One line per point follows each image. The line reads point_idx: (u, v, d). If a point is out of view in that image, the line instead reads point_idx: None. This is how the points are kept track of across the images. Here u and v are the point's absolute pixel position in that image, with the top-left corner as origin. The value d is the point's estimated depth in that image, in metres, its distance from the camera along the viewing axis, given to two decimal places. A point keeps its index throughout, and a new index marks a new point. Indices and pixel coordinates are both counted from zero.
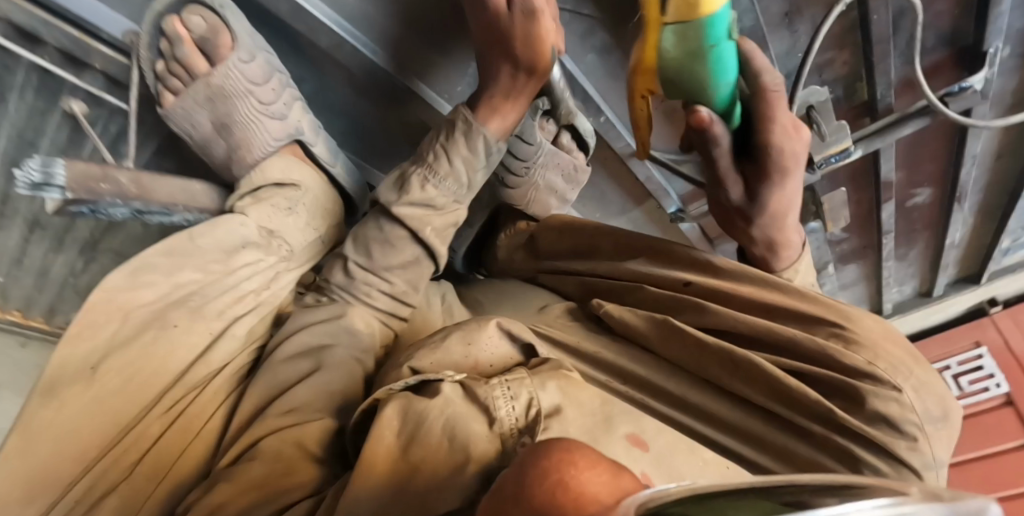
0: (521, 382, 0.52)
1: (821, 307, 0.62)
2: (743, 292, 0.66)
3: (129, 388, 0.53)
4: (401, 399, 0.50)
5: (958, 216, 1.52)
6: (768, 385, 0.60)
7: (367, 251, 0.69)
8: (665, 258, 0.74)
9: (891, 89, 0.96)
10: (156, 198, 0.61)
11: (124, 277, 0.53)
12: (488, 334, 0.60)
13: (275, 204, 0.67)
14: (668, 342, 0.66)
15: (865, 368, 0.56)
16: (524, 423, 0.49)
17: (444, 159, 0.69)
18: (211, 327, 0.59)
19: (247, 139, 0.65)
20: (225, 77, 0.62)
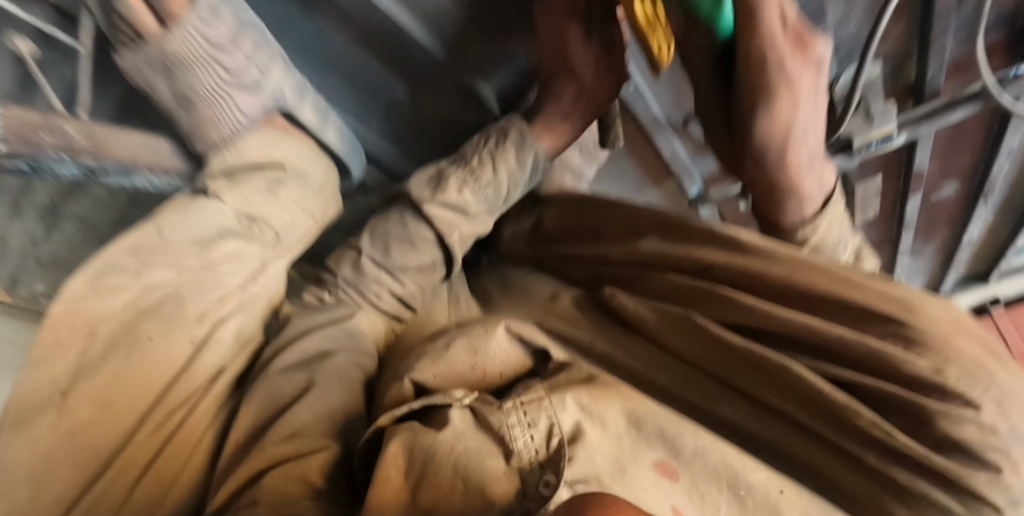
0: (539, 404, 0.45)
1: (876, 295, 0.50)
2: (776, 274, 0.54)
3: (107, 412, 0.45)
4: (404, 435, 0.44)
5: (981, 212, 1.45)
6: (806, 393, 0.47)
7: (385, 247, 0.69)
8: (686, 237, 0.64)
9: (942, 70, 0.88)
10: (114, 154, 0.52)
11: (88, 284, 0.46)
12: (497, 341, 0.54)
13: (256, 186, 0.58)
14: (682, 337, 0.55)
15: (933, 378, 0.43)
16: (546, 456, 0.42)
17: (489, 167, 0.69)
18: (194, 335, 0.51)
19: (211, 115, 0.54)
20: (182, 41, 0.50)
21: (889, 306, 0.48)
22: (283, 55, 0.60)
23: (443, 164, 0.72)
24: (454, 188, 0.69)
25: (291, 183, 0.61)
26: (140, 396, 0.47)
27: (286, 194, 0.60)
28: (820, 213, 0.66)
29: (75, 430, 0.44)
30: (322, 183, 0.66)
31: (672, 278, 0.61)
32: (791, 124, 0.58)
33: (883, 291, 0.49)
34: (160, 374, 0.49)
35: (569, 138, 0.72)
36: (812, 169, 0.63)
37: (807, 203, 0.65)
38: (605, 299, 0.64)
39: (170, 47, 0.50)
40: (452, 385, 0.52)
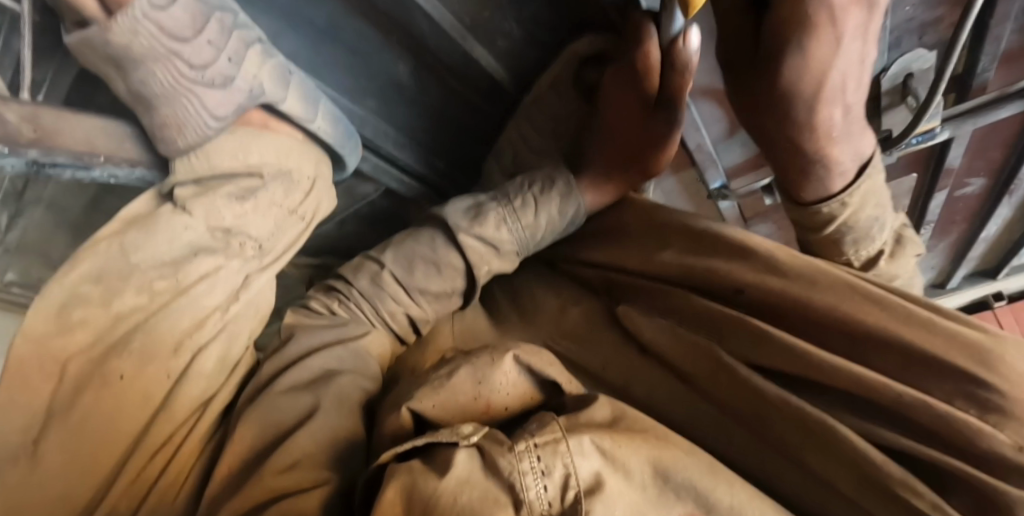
0: (557, 446, 0.34)
1: (947, 341, 0.41)
2: (822, 306, 0.46)
3: (80, 457, 0.42)
4: (403, 474, 0.34)
5: (1004, 208, 1.38)
6: (847, 459, 0.40)
7: (409, 264, 0.63)
8: (711, 251, 0.56)
9: (995, 61, 0.81)
10: (63, 144, 0.44)
11: (50, 320, 0.42)
12: (504, 371, 0.45)
13: (228, 194, 0.51)
14: (712, 376, 0.49)
15: (1012, 459, 0.35)
16: (562, 510, 0.32)
17: (531, 209, 0.63)
18: (169, 368, 0.47)
19: (174, 118, 0.45)
20: (133, 32, 0.40)
21: (961, 356, 0.40)
22: (259, 37, 0.50)
23: (482, 197, 0.65)
24: (492, 224, 0.62)
25: (273, 187, 0.55)
26: (115, 431, 0.44)
27: (264, 196, 0.54)
28: (851, 186, 0.58)
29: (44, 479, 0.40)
30: (312, 178, 0.59)
31: (697, 300, 0.53)
32: (828, 74, 0.48)
33: (956, 336, 0.41)
34: (135, 400, 0.45)
35: (617, 195, 0.67)
36: (847, 132, 0.54)
37: (835, 175, 0.57)
38: (624, 319, 0.58)
39: (114, 37, 0.40)
40: (453, 418, 0.43)
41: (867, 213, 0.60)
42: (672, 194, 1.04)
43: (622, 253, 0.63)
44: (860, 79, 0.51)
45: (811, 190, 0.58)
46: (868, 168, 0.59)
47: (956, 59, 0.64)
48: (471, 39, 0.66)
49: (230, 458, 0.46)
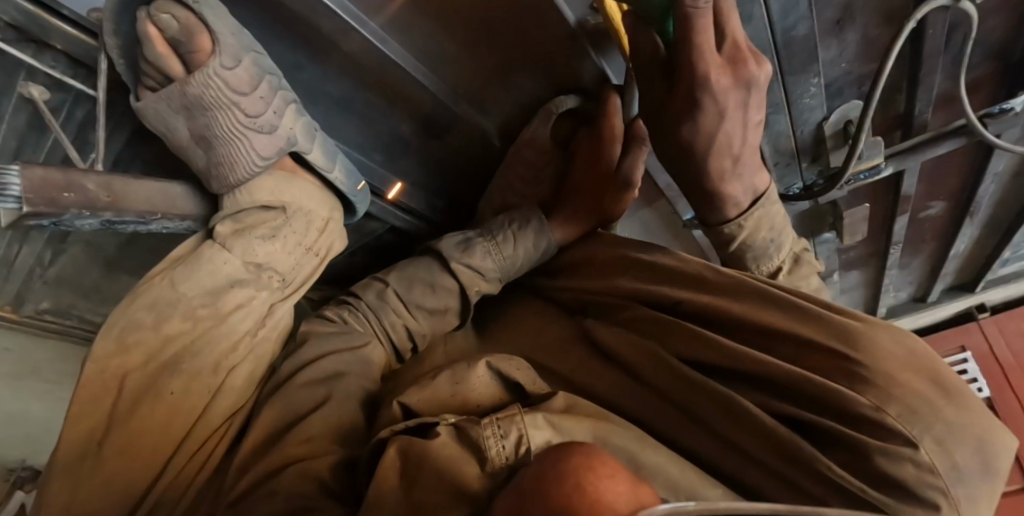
0: (512, 418, 0.48)
1: (826, 330, 0.51)
2: (736, 313, 0.57)
3: (137, 456, 0.52)
4: (400, 441, 0.49)
5: (967, 229, 1.48)
6: (761, 433, 0.50)
7: (410, 284, 0.73)
8: (653, 274, 0.66)
9: (930, 105, 0.93)
10: (130, 206, 0.54)
11: (113, 342, 0.52)
12: (477, 374, 0.58)
13: (261, 235, 0.60)
14: (657, 376, 0.59)
15: (871, 414, 0.45)
16: (514, 460, 0.45)
17: (511, 242, 0.74)
18: (209, 384, 0.57)
19: (229, 156, 0.57)
20: (204, 85, 0.52)
21: (832, 340, 0.50)
22: (297, 99, 0.61)
23: (472, 234, 0.76)
24: (480, 255, 0.73)
25: (294, 223, 0.64)
26: (168, 435, 0.54)
27: (291, 236, 0.63)
28: (744, 211, 0.68)
29: (106, 476, 0.50)
30: (326, 219, 0.68)
31: (642, 308, 0.64)
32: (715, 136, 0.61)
33: (835, 324, 0.50)
34: (184, 409, 0.55)
35: (582, 231, 0.78)
36: (739, 174, 0.65)
37: (728, 204, 0.67)
38: (590, 331, 0.68)
39: (191, 90, 0.52)
40: (433, 409, 0.57)
41: (763, 234, 0.69)
42: (650, 225, 1.13)
43: (589, 277, 0.73)
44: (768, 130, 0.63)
45: (713, 211, 0.68)
46: (764, 199, 0.69)
47: (877, 104, 0.77)
48: (462, 104, 0.78)
49: (254, 434, 0.56)
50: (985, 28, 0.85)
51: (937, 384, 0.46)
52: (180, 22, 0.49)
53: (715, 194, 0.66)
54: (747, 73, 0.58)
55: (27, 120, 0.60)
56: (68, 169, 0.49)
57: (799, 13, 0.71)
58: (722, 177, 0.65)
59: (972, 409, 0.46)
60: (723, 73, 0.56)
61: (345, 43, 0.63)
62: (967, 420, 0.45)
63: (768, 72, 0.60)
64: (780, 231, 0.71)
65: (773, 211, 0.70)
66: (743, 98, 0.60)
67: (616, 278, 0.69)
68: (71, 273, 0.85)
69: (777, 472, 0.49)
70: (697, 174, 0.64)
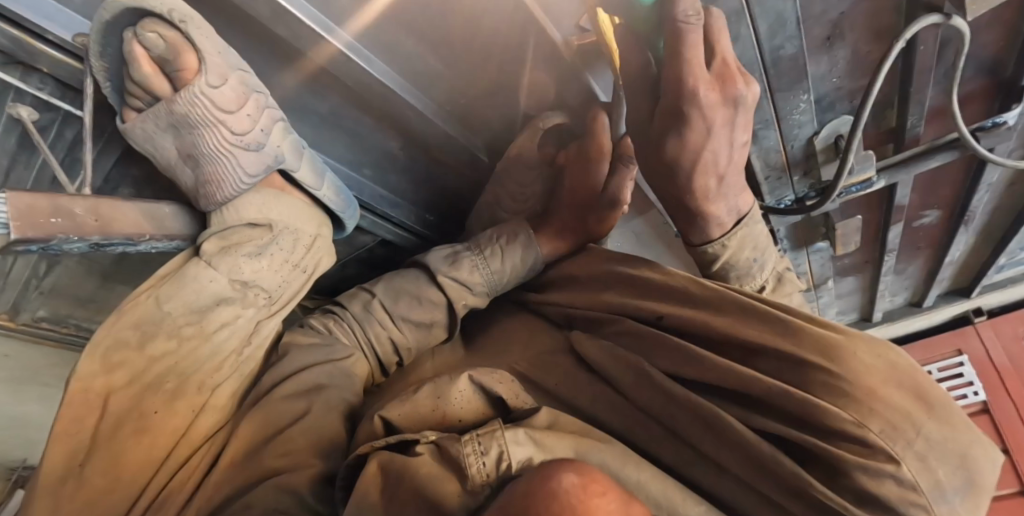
0: (493, 434, 0.49)
1: (809, 345, 0.51)
2: (720, 329, 0.57)
3: (120, 475, 0.52)
4: (381, 456, 0.50)
5: (962, 236, 1.47)
6: (742, 450, 0.49)
7: (396, 297, 0.73)
8: (641, 289, 0.67)
9: (922, 118, 0.93)
10: (118, 230, 0.54)
11: (97, 362, 0.51)
12: (459, 388, 0.59)
13: (247, 253, 0.60)
14: (641, 390, 0.58)
15: (854, 431, 0.45)
16: (495, 478, 0.46)
17: (499, 255, 0.75)
18: (193, 404, 0.58)
19: (216, 174, 0.57)
20: (190, 104, 0.52)
21: (815, 354, 0.50)
22: (284, 116, 0.62)
23: (459, 246, 0.77)
24: (467, 269, 0.74)
25: (281, 241, 0.64)
26: (151, 455, 0.54)
27: (277, 253, 0.63)
28: (728, 231, 0.69)
29: (87, 497, 0.49)
30: (314, 235, 0.68)
31: (626, 321, 0.64)
32: (702, 151, 0.60)
33: (818, 339, 0.50)
34: (169, 428, 0.56)
35: (570, 246, 0.78)
36: (722, 195, 0.66)
37: (713, 225, 0.68)
38: (573, 342, 0.67)
39: (178, 108, 0.53)
40: (415, 425, 0.58)
41: (746, 253, 0.71)
42: (642, 234, 1.13)
43: (575, 291, 0.73)
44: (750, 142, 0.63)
45: (696, 232, 0.69)
46: (746, 219, 0.71)
47: (867, 119, 0.78)
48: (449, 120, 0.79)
49: (235, 447, 0.57)
50: (976, 43, 0.85)
51: (920, 399, 0.47)
52: (166, 41, 0.51)
53: (701, 211, 0.67)
54: (736, 91, 0.57)
55: (17, 142, 0.61)
56: (54, 195, 0.49)
57: (788, 31, 0.71)
58: (708, 197, 0.65)
59: (956, 423, 0.46)
60: (712, 89, 0.55)
61: (332, 63, 0.64)
62: (947, 436, 0.45)
63: (754, 94, 0.59)
64: (763, 251, 0.73)
65: (757, 230, 0.72)
66: (731, 116, 0.59)
67: (605, 294, 0.70)
68: (64, 285, 0.85)
69: (761, 491, 0.48)
70: (682, 194, 0.65)
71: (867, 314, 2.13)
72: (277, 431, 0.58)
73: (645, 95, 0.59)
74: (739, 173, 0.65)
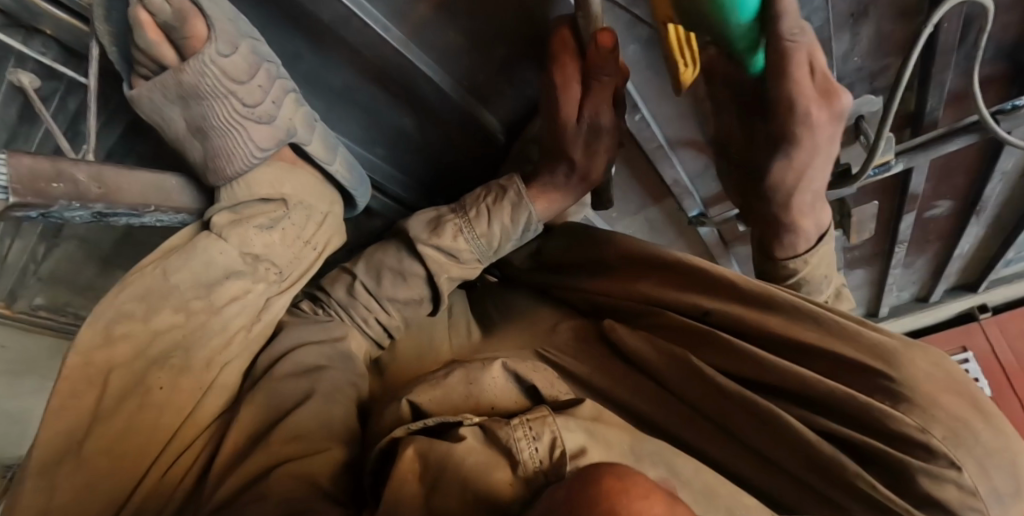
0: (544, 420, 0.46)
1: (865, 349, 0.49)
2: (767, 326, 0.54)
3: (125, 454, 0.50)
4: (419, 441, 0.47)
5: (973, 229, 1.46)
6: (794, 448, 0.48)
7: (378, 277, 0.71)
8: (677, 280, 0.64)
9: (942, 102, 0.92)
10: (124, 197, 0.52)
11: (98, 336, 0.48)
12: (493, 375, 0.57)
13: (259, 225, 0.58)
14: (685, 385, 0.55)
15: (916, 436, 0.43)
16: (549, 466, 0.43)
17: (484, 219, 0.70)
18: (200, 382, 0.55)
19: (227, 149, 0.54)
20: (200, 74, 0.50)
21: (870, 358, 0.48)
22: (296, 88, 0.59)
23: (444, 210, 0.73)
24: (450, 234, 0.70)
25: (294, 216, 0.62)
26: (152, 439, 0.52)
27: (289, 228, 0.61)
28: (812, 247, 0.70)
29: (86, 479, 0.47)
30: (326, 212, 0.66)
31: (669, 316, 0.61)
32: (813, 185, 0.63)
33: (872, 343, 0.49)
34: (175, 407, 0.53)
35: (564, 200, 0.72)
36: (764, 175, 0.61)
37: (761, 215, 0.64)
38: (606, 331, 0.65)
39: (186, 78, 0.50)
40: (444, 410, 0.55)
41: (821, 271, 0.72)
42: (655, 222, 1.11)
43: (602, 277, 0.70)
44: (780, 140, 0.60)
45: (785, 247, 0.70)
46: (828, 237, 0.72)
47: (900, 98, 0.73)
48: (462, 97, 0.75)
49: (237, 430, 0.54)
50: (1000, 24, 0.83)
51: (974, 405, 0.45)
52: (172, 6, 0.46)
53: None
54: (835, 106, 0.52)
55: (19, 111, 0.60)
56: (57, 158, 0.47)
57: (815, 5, 0.68)
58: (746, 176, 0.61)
59: (1006, 432, 0.45)
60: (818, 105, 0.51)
61: (349, 31, 0.61)
62: (1000, 443, 0.44)
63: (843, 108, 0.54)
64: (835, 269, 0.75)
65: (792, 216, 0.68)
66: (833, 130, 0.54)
67: (637, 283, 0.67)
68: (64, 268, 0.84)
69: (815, 490, 0.47)
70: None
71: (874, 310, 2.12)
72: (280, 416, 0.55)
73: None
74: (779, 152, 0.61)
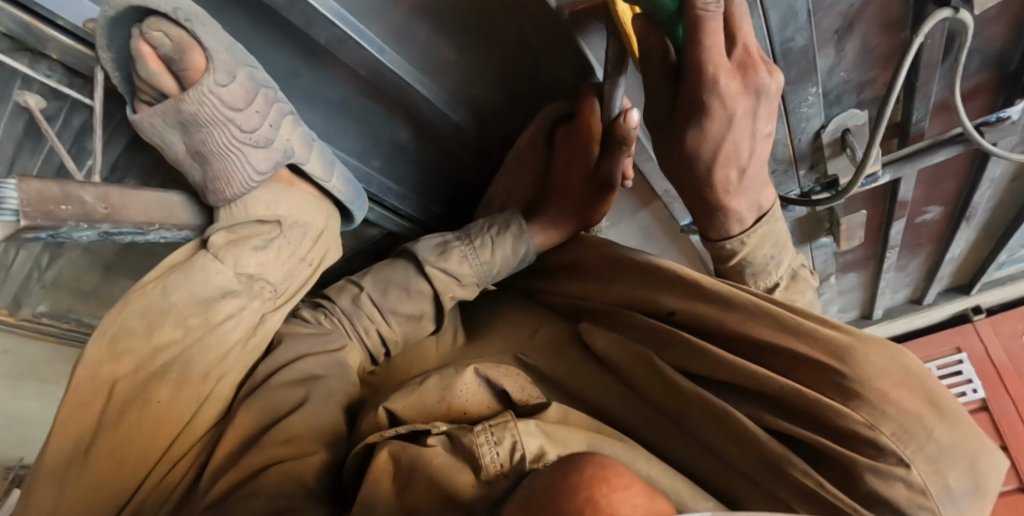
0: (506, 425, 0.47)
1: (820, 347, 0.50)
2: (731, 325, 0.56)
3: (124, 463, 0.51)
4: (393, 444, 0.49)
5: (963, 233, 1.48)
6: (749, 446, 0.50)
7: (384, 290, 0.72)
8: (648, 280, 0.65)
9: (927, 113, 0.94)
10: (128, 216, 0.54)
11: (103, 348, 0.50)
12: (465, 381, 0.58)
13: (254, 246, 0.60)
14: (653, 385, 0.57)
15: (865, 432, 0.45)
16: (510, 469, 0.45)
17: (489, 247, 0.74)
18: (197, 394, 0.57)
19: (226, 171, 0.56)
20: (199, 103, 0.52)
21: (825, 355, 0.49)
22: (293, 109, 0.61)
23: (450, 235, 0.75)
24: (457, 261, 0.73)
25: (289, 235, 0.63)
26: (151, 448, 0.53)
27: (283, 246, 0.63)
28: (749, 228, 0.66)
29: (92, 483, 0.50)
30: (322, 228, 0.68)
31: (638, 316, 0.63)
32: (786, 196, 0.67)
33: (827, 341, 0.50)
34: (171, 420, 0.54)
35: (561, 236, 0.77)
36: (743, 191, 0.63)
37: (732, 220, 0.65)
38: (583, 334, 0.67)
39: (187, 107, 0.52)
40: (419, 415, 0.57)
41: (765, 250, 0.68)
42: (648, 227, 1.13)
43: (582, 281, 0.73)
44: (756, 156, 0.61)
45: (715, 228, 0.66)
46: (768, 217, 0.67)
47: (892, 105, 0.75)
48: (461, 112, 0.78)
49: (233, 435, 0.55)
50: (983, 37, 0.85)
51: (931, 403, 0.46)
52: (172, 40, 0.49)
53: (719, 210, 0.64)
54: (759, 81, 0.54)
55: (25, 127, 0.60)
56: (65, 182, 0.49)
57: (799, 25, 0.71)
58: (729, 193, 0.62)
59: (965, 429, 0.46)
60: (733, 77, 0.53)
61: (344, 51, 0.63)
62: (957, 440, 0.46)
63: (778, 84, 0.57)
64: (782, 248, 0.70)
65: (778, 227, 0.69)
66: (752, 107, 0.56)
67: (612, 285, 0.69)
68: (68, 278, 0.85)
69: (766, 487, 0.49)
70: (697, 192, 0.63)
71: (869, 311, 2.14)
72: (275, 421, 0.57)
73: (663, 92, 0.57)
74: (760, 168, 0.63)
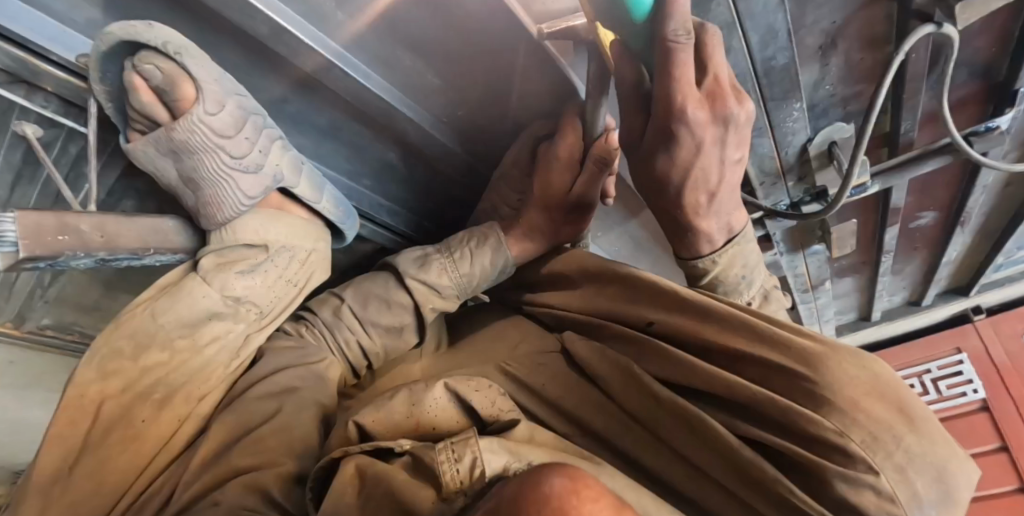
0: (466, 442, 0.49)
1: (793, 356, 0.51)
2: (709, 335, 0.57)
3: (106, 480, 0.53)
4: (359, 458, 0.50)
5: (959, 238, 1.48)
6: (724, 455, 0.51)
7: (365, 302, 0.73)
8: (630, 292, 0.66)
9: (916, 124, 0.94)
10: (123, 245, 0.56)
11: (94, 370, 0.53)
12: (434, 395, 0.59)
13: (241, 271, 0.61)
14: (630, 393, 0.58)
15: (835, 439, 0.46)
16: (469, 484, 0.46)
17: (467, 259, 0.74)
18: (178, 413, 0.58)
19: (214, 196, 0.58)
20: (189, 131, 0.53)
21: (796, 363, 0.51)
22: (283, 135, 0.62)
23: (429, 247, 0.76)
24: (436, 272, 0.73)
25: (276, 259, 0.65)
26: (132, 464, 0.54)
27: (270, 270, 0.64)
28: (718, 248, 0.68)
29: (73, 501, 0.50)
30: (310, 250, 0.69)
31: (619, 328, 0.64)
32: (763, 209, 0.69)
33: (799, 350, 0.51)
34: (154, 436, 0.57)
35: (539, 247, 0.77)
36: (714, 211, 0.65)
37: (701, 240, 0.67)
38: (565, 342, 0.68)
39: (177, 135, 0.53)
40: (388, 431, 0.57)
41: (736, 270, 0.68)
42: (638, 235, 1.14)
43: (567, 294, 0.74)
44: (733, 175, 0.63)
45: (686, 247, 0.68)
46: (737, 238, 0.69)
47: (874, 119, 0.77)
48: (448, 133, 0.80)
49: (205, 449, 0.56)
50: (970, 49, 0.86)
51: (903, 414, 0.48)
52: (163, 72, 0.50)
53: (689, 229, 0.66)
54: (727, 109, 0.56)
55: (23, 157, 0.63)
56: (62, 212, 0.50)
57: (780, 43, 0.73)
58: (699, 213, 0.64)
59: (935, 437, 0.48)
60: (701, 107, 0.55)
61: (330, 79, 0.64)
62: (928, 450, 0.47)
63: (747, 113, 0.58)
64: (753, 268, 0.70)
65: (749, 249, 0.69)
66: (720, 134, 0.58)
67: (596, 297, 0.70)
68: (69, 295, 0.87)
69: (735, 493, 0.50)
70: (672, 208, 0.64)
71: (866, 313, 2.14)
72: (246, 431, 0.58)
73: (638, 114, 0.59)
74: (732, 189, 0.64)
